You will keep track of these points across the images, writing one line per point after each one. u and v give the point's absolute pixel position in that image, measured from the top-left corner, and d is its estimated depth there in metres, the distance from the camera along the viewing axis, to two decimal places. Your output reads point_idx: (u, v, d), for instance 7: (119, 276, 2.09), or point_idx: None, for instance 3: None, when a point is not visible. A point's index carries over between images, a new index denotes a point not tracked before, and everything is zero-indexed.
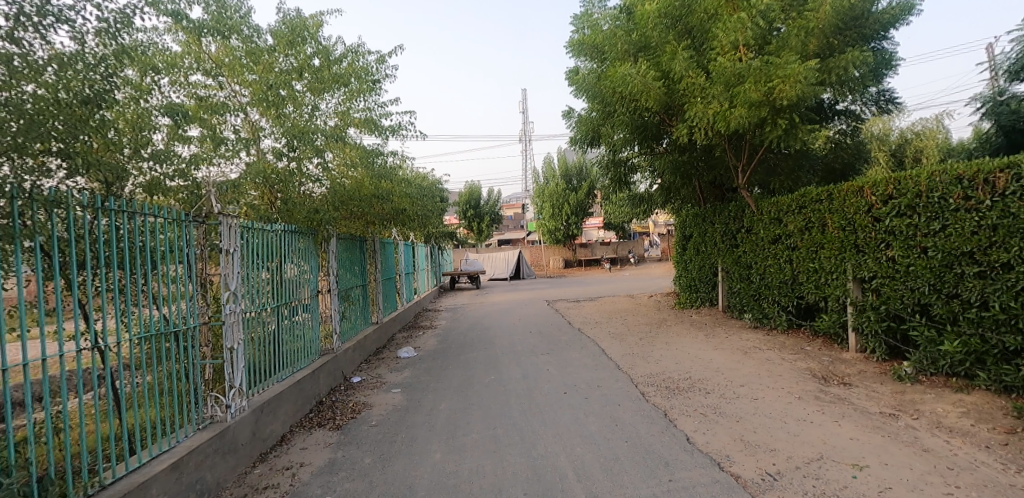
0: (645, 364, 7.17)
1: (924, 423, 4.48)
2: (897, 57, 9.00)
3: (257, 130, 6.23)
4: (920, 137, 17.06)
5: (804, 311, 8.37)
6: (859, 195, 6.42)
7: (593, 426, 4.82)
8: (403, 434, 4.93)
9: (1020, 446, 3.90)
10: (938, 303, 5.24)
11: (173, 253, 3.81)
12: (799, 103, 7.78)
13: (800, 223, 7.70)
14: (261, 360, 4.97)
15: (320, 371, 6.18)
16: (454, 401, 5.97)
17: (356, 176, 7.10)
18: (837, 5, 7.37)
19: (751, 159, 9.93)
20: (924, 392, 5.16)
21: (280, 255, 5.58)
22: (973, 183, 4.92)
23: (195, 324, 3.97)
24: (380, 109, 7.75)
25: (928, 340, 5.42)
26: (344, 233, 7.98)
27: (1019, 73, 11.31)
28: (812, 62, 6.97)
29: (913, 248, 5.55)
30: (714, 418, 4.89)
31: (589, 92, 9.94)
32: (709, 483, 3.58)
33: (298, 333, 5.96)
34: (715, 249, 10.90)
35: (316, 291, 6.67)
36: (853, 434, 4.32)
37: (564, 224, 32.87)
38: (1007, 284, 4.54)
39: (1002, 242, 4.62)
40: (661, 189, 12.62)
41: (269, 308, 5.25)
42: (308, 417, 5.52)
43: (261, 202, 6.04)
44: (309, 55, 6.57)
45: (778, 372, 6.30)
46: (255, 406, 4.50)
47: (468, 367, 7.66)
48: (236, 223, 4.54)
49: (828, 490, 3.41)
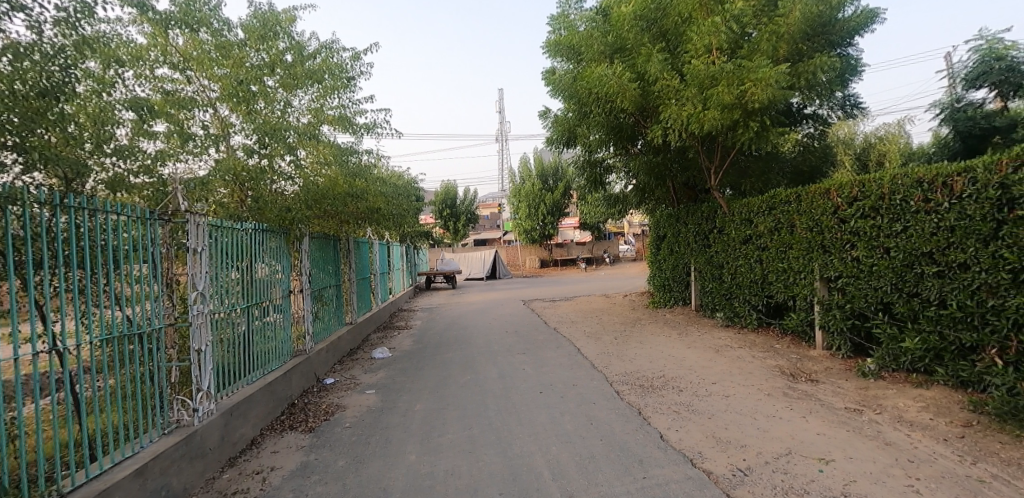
0: (620, 363, 7.25)
1: (886, 417, 4.64)
2: (863, 63, 9.29)
3: (227, 126, 6.05)
4: (883, 142, 17.70)
5: (772, 310, 8.49)
6: (826, 197, 6.62)
7: (568, 425, 4.84)
8: (378, 436, 4.88)
9: (976, 438, 4.08)
10: (900, 301, 5.43)
11: (137, 252, 3.67)
12: (770, 107, 7.94)
13: (770, 223, 7.89)
14: (230, 361, 4.85)
15: (292, 372, 6.06)
16: (429, 401, 5.92)
17: (330, 174, 6.99)
18: (807, 11, 7.57)
19: (724, 161, 10.13)
20: (886, 388, 5.35)
21: (250, 254, 5.45)
22: (932, 186, 5.08)
23: (159, 326, 3.82)
24: (355, 107, 7.66)
25: (890, 338, 5.60)
26: (317, 232, 7.83)
27: (975, 81, 11.92)
28: (782, 66, 7.12)
29: (877, 249, 5.76)
30: (686, 416, 4.97)
31: (565, 93, 9.98)
32: (682, 479, 3.63)
33: (270, 334, 5.84)
34: (688, 248, 11.10)
35: (289, 290, 6.53)
36: (820, 429, 4.44)
37: (540, 224, 33.03)
38: (963, 283, 4.68)
39: (959, 243, 4.76)
40: (636, 189, 12.75)
41: (238, 309, 5.12)
42: (280, 420, 5.41)
43: (231, 200, 5.91)
44: (281, 51, 6.42)
45: (749, 369, 6.45)
46: (223, 410, 4.38)
47: (444, 368, 7.60)
48: (204, 221, 4.38)
49: (796, 484, 3.49)
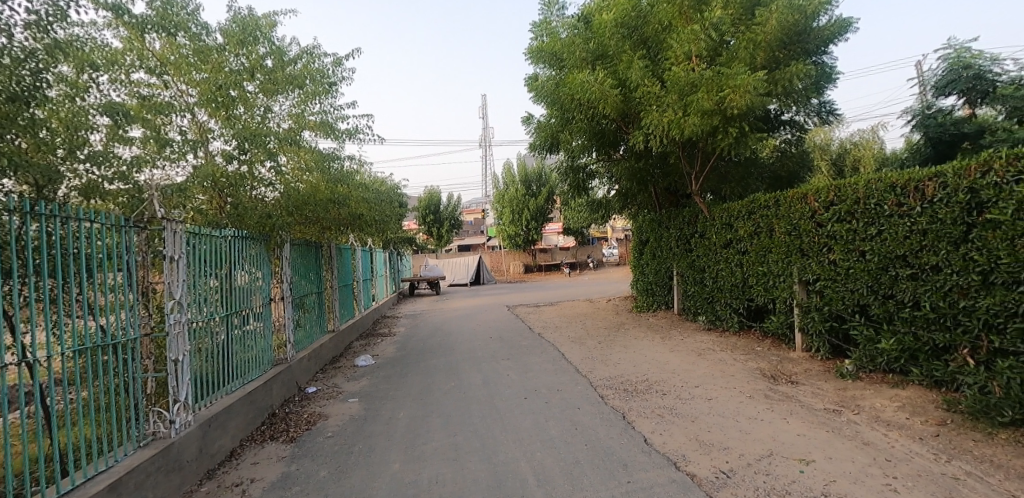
0: (604, 367, 7.28)
1: (865, 417, 4.73)
2: (837, 71, 9.51)
3: (205, 132, 5.95)
4: (858, 148, 18.14)
5: (753, 313, 8.62)
6: (803, 201, 6.75)
7: (553, 431, 4.84)
8: (361, 445, 4.81)
9: (950, 436, 4.17)
10: (876, 303, 5.55)
11: (111, 260, 3.59)
12: (748, 113, 8.08)
13: (750, 228, 8.02)
14: (209, 371, 4.75)
15: (273, 381, 5.96)
16: (413, 409, 5.87)
17: (311, 180, 6.94)
18: (783, 19, 7.72)
19: (705, 166, 10.27)
20: (864, 389, 5.45)
21: (230, 261, 5.35)
22: (905, 190, 5.21)
23: (134, 336, 3.73)
24: (336, 112, 7.61)
25: (867, 339, 5.72)
26: (298, 239, 7.75)
27: (945, 88, 12.29)
28: (760, 74, 7.24)
29: (853, 252, 5.89)
30: (670, 419, 5.00)
31: (547, 99, 10.04)
32: (666, 483, 3.65)
33: (249, 343, 5.74)
34: (670, 253, 11.21)
35: (269, 298, 6.43)
36: (800, 430, 4.51)
37: (524, 229, 33.09)
38: (936, 285, 4.79)
39: (931, 246, 4.87)
40: (619, 195, 12.86)
41: (217, 317, 5.02)
42: (260, 430, 5.31)
43: (209, 207, 5.80)
44: (261, 55, 6.35)
45: (730, 372, 6.52)
46: (201, 421, 4.29)
47: (428, 375, 7.55)
48: (181, 228, 4.30)
49: (778, 485, 3.53)
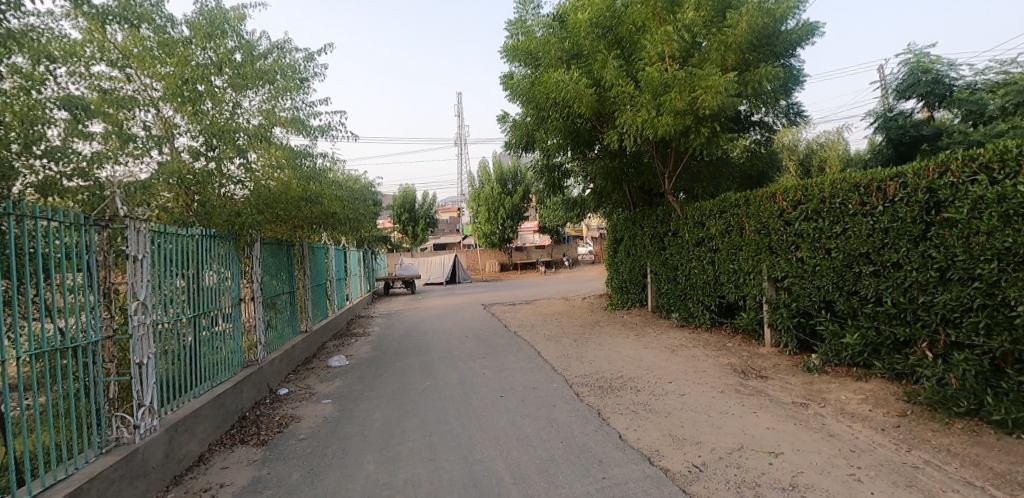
0: (580, 365, 7.33)
1: (830, 410, 4.88)
2: (804, 73, 9.77)
3: (170, 127, 5.77)
4: (824, 149, 18.69)
5: (725, 309, 8.79)
6: (772, 200, 6.93)
7: (529, 428, 4.86)
8: (334, 447, 4.74)
9: (910, 427, 4.34)
10: (840, 299, 5.73)
11: (70, 260, 3.45)
12: (720, 113, 8.23)
13: (721, 226, 8.18)
14: (176, 374, 4.61)
15: (243, 384, 5.83)
16: (388, 409, 5.81)
17: (283, 178, 6.80)
18: (753, 22, 7.89)
19: (677, 165, 10.43)
20: (829, 382, 5.63)
21: (197, 261, 5.21)
22: (868, 190, 5.39)
23: (96, 339, 3.59)
24: (309, 109, 7.48)
25: (832, 334, 5.91)
26: (269, 238, 7.59)
27: (905, 92, 12.80)
28: (731, 75, 7.38)
29: (819, 250, 6.06)
30: (644, 415, 5.08)
31: (523, 97, 10.04)
32: (640, 478, 3.70)
33: (218, 345, 5.59)
34: (644, 251, 11.36)
35: (239, 299, 6.28)
36: (769, 423, 4.63)
37: (500, 228, 33.12)
38: (897, 282, 4.97)
39: (892, 243, 5.05)
40: (594, 193, 12.97)
41: (184, 319, 4.88)
42: (230, 434, 5.18)
43: (175, 205, 5.61)
44: (230, 49, 6.19)
45: (703, 368, 6.65)
46: (168, 426, 4.17)
47: (403, 375, 7.49)
48: (146, 227, 4.16)
49: (748, 477, 3.62)
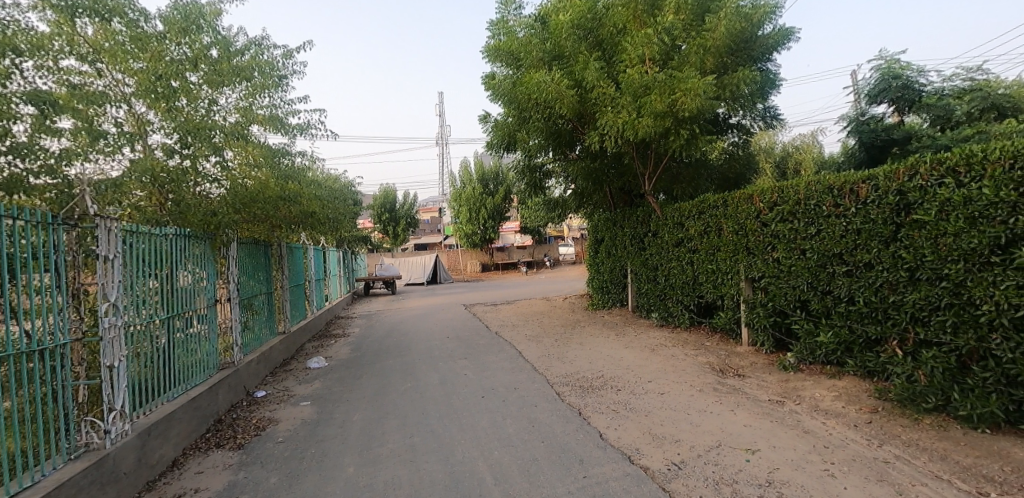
0: (561, 365, 7.36)
1: (805, 407, 4.99)
2: (780, 78, 9.96)
3: (143, 124, 5.62)
4: (799, 152, 19.08)
5: (703, 309, 8.91)
6: (749, 202, 7.05)
7: (510, 429, 4.86)
8: (313, 450, 4.68)
9: (881, 423, 4.46)
10: (815, 299, 5.86)
11: (37, 260, 3.33)
12: (699, 116, 8.34)
13: (700, 227, 8.30)
14: (149, 377, 4.49)
15: (218, 387, 5.71)
16: (368, 411, 5.76)
17: (260, 176, 6.70)
18: (731, 26, 8.02)
19: (657, 167, 10.55)
20: (804, 380, 5.75)
21: (171, 261, 5.09)
22: (841, 192, 5.53)
23: (65, 341, 3.48)
24: (287, 107, 7.37)
25: (807, 333, 6.04)
26: (246, 238, 7.45)
27: (877, 97, 13.12)
28: (709, 78, 7.48)
29: (794, 250, 6.19)
30: (624, 414, 5.12)
31: (505, 98, 10.03)
32: (621, 476, 3.73)
33: (193, 347, 5.47)
34: (624, 251, 11.45)
35: (214, 300, 6.15)
36: (746, 421, 4.71)
37: (481, 228, 33.07)
38: (869, 282, 5.10)
39: (864, 244, 5.18)
40: (575, 194, 13.03)
41: (157, 320, 4.76)
42: (205, 438, 5.07)
43: (148, 204, 5.43)
44: (205, 45, 6.07)
45: (682, 367, 6.74)
46: (140, 430, 4.06)
47: (383, 376, 7.42)
48: (117, 226, 4.06)
49: (726, 474, 3.67)
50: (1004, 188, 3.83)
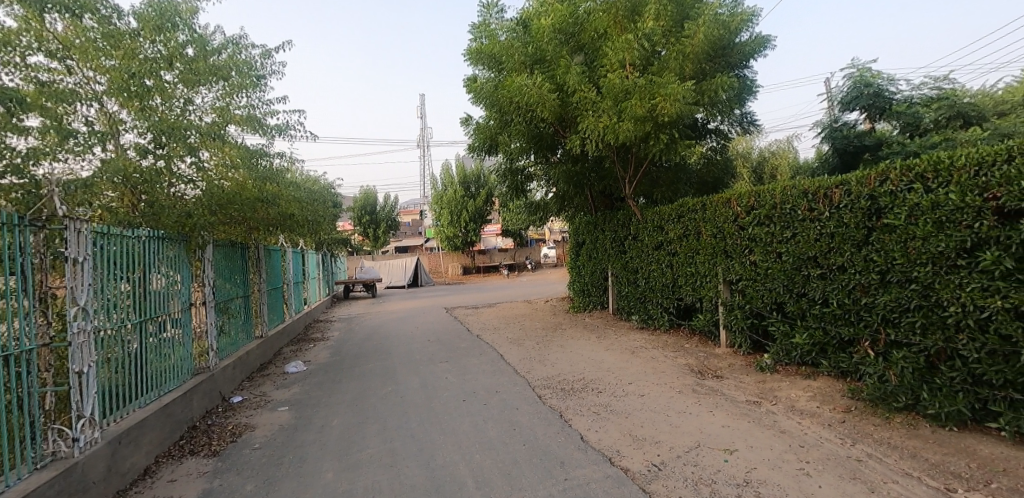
0: (542, 367, 7.38)
1: (781, 407, 5.08)
2: (757, 84, 10.17)
3: (115, 123, 5.49)
4: (775, 157, 19.49)
5: (682, 311, 9.02)
6: (727, 206, 7.17)
7: (492, 432, 4.85)
8: (291, 456, 4.60)
9: (854, 422, 4.57)
10: (791, 301, 5.98)
11: (2, 263, 3.21)
12: (678, 121, 8.46)
13: (679, 230, 8.41)
14: (119, 383, 4.37)
15: (192, 392, 5.58)
16: (348, 416, 5.68)
17: (237, 178, 6.58)
18: (709, 33, 8.17)
19: (637, 171, 10.67)
20: (780, 381, 5.87)
21: (144, 264, 4.96)
22: (815, 196, 5.66)
23: (31, 347, 3.35)
24: (265, 107, 7.26)
25: (783, 334, 6.16)
26: (222, 240, 7.31)
27: (849, 104, 13.50)
28: (688, 83, 7.60)
29: (771, 253, 6.31)
30: (605, 416, 5.15)
31: (486, 101, 10.02)
32: (602, 478, 3.75)
33: (166, 351, 5.34)
34: (605, 254, 11.54)
35: (189, 303, 6.01)
36: (724, 422, 4.78)
37: (462, 231, 32.99)
38: (842, 284, 5.22)
39: (837, 248, 5.30)
40: (556, 197, 13.09)
41: (128, 325, 4.63)
42: (179, 445, 4.95)
43: (119, 205, 5.29)
44: (180, 43, 5.96)
45: (661, 369, 6.81)
46: (110, 438, 3.95)
47: (363, 380, 7.34)
48: (87, 227, 3.94)
49: (705, 474, 3.72)
50: (970, 193, 3.95)
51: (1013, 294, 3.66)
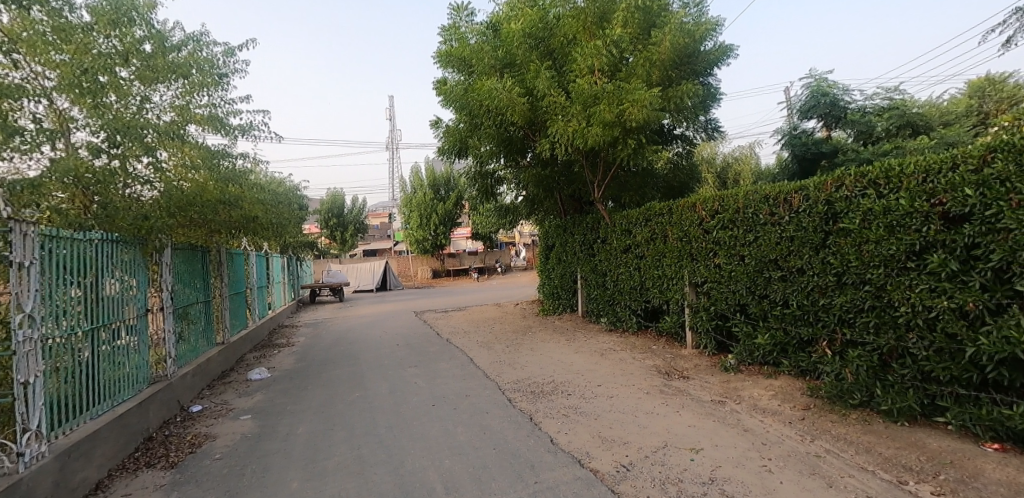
0: (512, 371, 7.38)
1: (745, 406, 5.22)
2: (720, 92, 10.45)
3: (66, 120, 5.23)
4: (738, 163, 20.07)
5: (650, 314, 9.17)
6: (692, 210, 7.35)
7: (462, 436, 4.82)
8: (254, 466, 4.46)
9: (813, 419, 4.73)
10: (753, 303, 6.16)
11: None
12: (645, 126, 8.61)
13: (646, 234, 8.56)
14: (70, 393, 4.16)
15: (149, 402, 5.36)
16: (314, 423, 5.56)
17: (198, 179, 6.38)
18: (675, 42, 8.37)
19: (606, 175, 10.82)
20: (744, 380, 6.02)
21: (96, 268, 4.75)
22: (776, 201, 5.85)
23: None
24: (228, 106, 7.06)
25: (746, 335, 6.33)
26: (182, 243, 7.06)
27: (807, 112, 13.99)
28: (655, 90, 7.75)
29: (734, 256, 6.48)
30: (575, 418, 5.18)
31: (456, 104, 9.93)
32: (571, 480, 3.77)
33: (121, 359, 5.12)
34: (574, 257, 11.64)
35: (146, 310, 5.77)
36: (691, 421, 4.88)
37: (432, 234, 32.74)
38: (802, 286, 5.40)
39: (796, 251, 5.49)
40: (526, 200, 13.15)
41: (79, 332, 4.42)
42: (134, 457, 4.74)
43: (71, 207, 4.97)
44: (137, 39, 5.75)
45: (629, 371, 6.91)
46: (59, 452, 3.75)
47: (330, 386, 7.20)
48: (34, 230, 3.76)
49: (672, 474, 3.79)
50: (918, 199, 4.14)
51: (957, 294, 3.85)
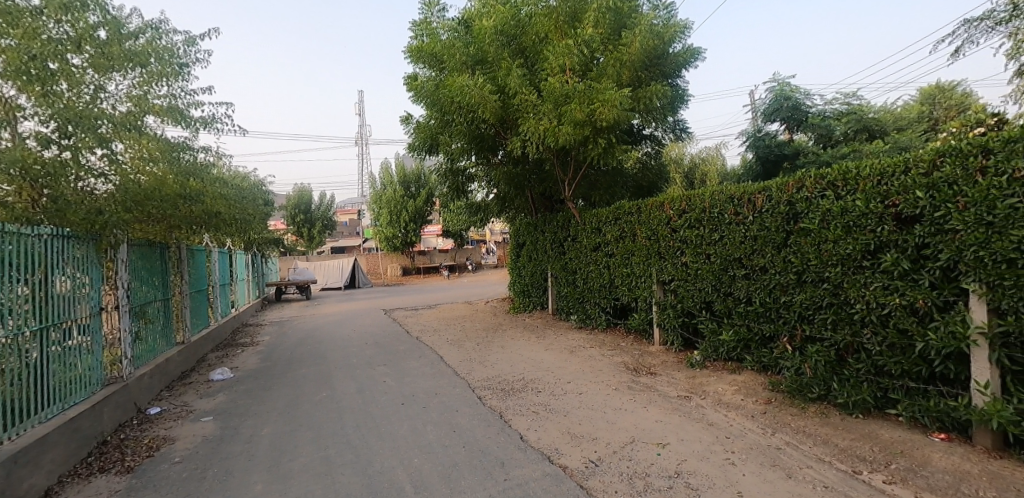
0: (482, 369, 7.37)
1: (710, 401, 5.35)
2: (688, 94, 10.64)
3: (13, 109, 4.92)
4: (705, 164, 20.51)
5: (619, 311, 9.29)
6: (660, 209, 7.47)
7: (431, 435, 4.79)
8: (216, 469, 4.34)
9: (774, 413, 4.88)
10: (719, 300, 6.31)
11: None
12: (615, 126, 8.71)
13: (616, 233, 8.67)
14: (16, 397, 3.96)
15: (103, 405, 5.13)
16: (279, 424, 5.43)
17: (157, 172, 6.14)
18: (645, 43, 8.48)
19: (576, 173, 10.90)
20: (709, 376, 6.17)
21: (46, 265, 4.53)
22: (741, 201, 6.00)
23: None
24: (189, 98, 6.81)
25: (711, 332, 6.49)
26: (139, 238, 6.79)
27: (771, 115, 14.38)
28: (625, 90, 7.84)
29: (701, 255, 6.63)
30: (544, 415, 5.22)
31: (427, 100, 9.87)
32: (541, 477, 3.80)
33: (72, 360, 4.90)
34: (545, 255, 11.69)
35: (100, 308, 5.54)
36: (658, 417, 4.97)
37: (402, 231, 32.37)
38: (764, 284, 5.57)
39: (760, 250, 5.66)
40: (497, 198, 13.13)
41: (27, 333, 4.21)
42: (87, 463, 4.54)
43: (16, 201, 4.75)
44: (91, 25, 5.48)
45: (599, 367, 6.98)
46: (5, 458, 3.56)
47: (296, 386, 7.04)
48: None
49: (639, 469, 3.85)
50: (873, 201, 4.32)
51: (908, 292, 4.03)
